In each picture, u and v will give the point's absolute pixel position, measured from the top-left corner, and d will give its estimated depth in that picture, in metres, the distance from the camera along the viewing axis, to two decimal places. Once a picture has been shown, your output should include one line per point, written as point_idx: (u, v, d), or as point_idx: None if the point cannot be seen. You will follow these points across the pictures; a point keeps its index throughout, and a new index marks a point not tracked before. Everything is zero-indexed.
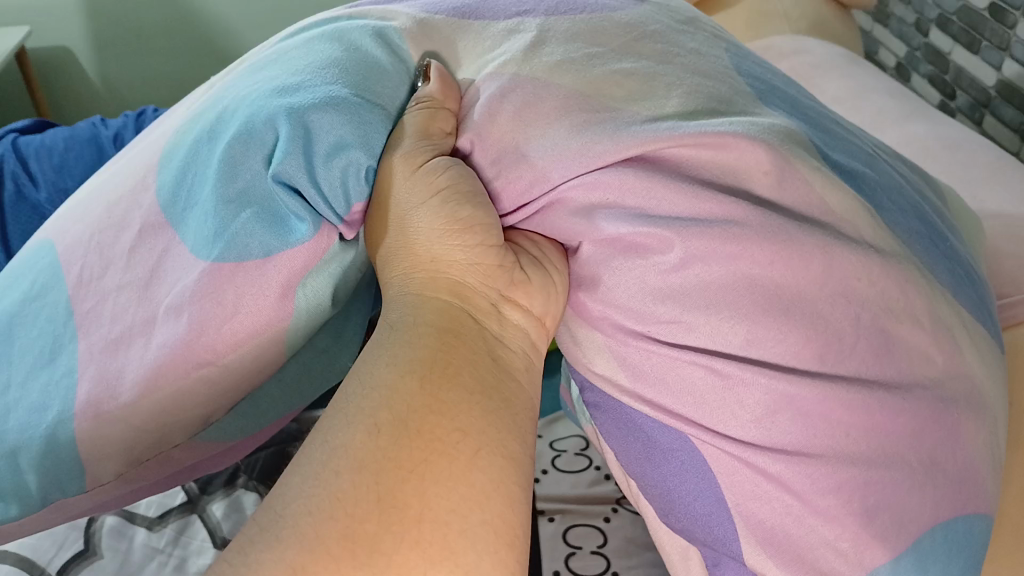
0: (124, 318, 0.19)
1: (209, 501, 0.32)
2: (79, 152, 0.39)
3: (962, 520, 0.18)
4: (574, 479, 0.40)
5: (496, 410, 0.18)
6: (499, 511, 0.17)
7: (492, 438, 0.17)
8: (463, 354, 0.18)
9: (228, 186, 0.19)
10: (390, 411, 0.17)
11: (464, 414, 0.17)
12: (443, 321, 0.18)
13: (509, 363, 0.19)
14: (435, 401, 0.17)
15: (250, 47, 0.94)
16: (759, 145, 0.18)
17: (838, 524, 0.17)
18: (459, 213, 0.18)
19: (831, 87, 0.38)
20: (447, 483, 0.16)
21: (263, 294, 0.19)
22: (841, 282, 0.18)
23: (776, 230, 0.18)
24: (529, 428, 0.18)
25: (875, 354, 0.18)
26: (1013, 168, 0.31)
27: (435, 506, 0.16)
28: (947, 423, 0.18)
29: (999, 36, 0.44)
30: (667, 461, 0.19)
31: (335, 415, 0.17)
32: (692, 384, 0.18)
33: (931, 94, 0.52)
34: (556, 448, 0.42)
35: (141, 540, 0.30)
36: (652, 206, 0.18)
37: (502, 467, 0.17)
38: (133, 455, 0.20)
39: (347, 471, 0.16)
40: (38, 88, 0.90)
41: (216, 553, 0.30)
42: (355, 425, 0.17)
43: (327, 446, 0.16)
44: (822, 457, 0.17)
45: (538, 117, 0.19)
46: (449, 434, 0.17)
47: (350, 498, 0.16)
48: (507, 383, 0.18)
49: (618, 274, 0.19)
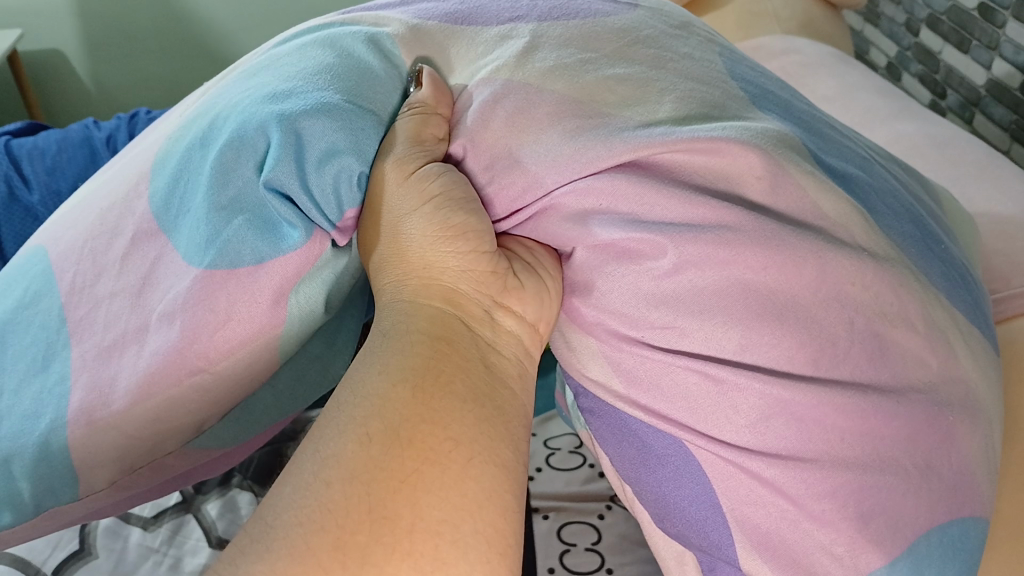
0: (117, 325, 0.20)
1: (202, 502, 0.36)
2: (71, 155, 0.41)
3: (957, 523, 0.18)
4: (568, 477, 0.38)
5: (490, 417, 0.17)
6: (492, 520, 0.16)
7: (484, 446, 0.17)
8: (455, 360, 0.18)
9: (219, 194, 0.19)
10: (381, 420, 0.16)
11: (457, 422, 0.17)
12: (436, 327, 0.18)
13: (501, 369, 0.19)
14: (427, 411, 0.17)
15: (242, 47, 0.96)
16: (751, 149, 0.18)
17: (833, 529, 0.17)
18: (452, 219, 0.19)
19: (823, 87, 0.40)
20: (438, 493, 0.16)
21: (256, 301, 0.19)
22: (835, 286, 0.18)
23: (770, 235, 0.17)
24: (520, 436, 0.18)
25: (868, 358, 0.18)
26: (1001, 166, 0.33)
27: (427, 516, 0.16)
28: (942, 428, 0.18)
29: (988, 35, 0.49)
30: (662, 466, 0.19)
31: (326, 425, 0.17)
32: (687, 389, 0.18)
33: (921, 92, 0.59)
34: (549, 446, 0.40)
35: (137, 540, 0.34)
36: (644, 210, 0.18)
37: (494, 477, 0.17)
38: (127, 463, 0.20)
39: (338, 481, 0.16)
40: (29, 90, 0.92)
41: (212, 553, 0.33)
42: (346, 434, 0.16)
43: (318, 456, 0.16)
44: (818, 462, 0.17)
45: (531, 123, 0.19)
46: (441, 443, 0.16)
47: (341, 509, 0.15)
48: (499, 389, 0.18)
49: (611, 280, 0.19)
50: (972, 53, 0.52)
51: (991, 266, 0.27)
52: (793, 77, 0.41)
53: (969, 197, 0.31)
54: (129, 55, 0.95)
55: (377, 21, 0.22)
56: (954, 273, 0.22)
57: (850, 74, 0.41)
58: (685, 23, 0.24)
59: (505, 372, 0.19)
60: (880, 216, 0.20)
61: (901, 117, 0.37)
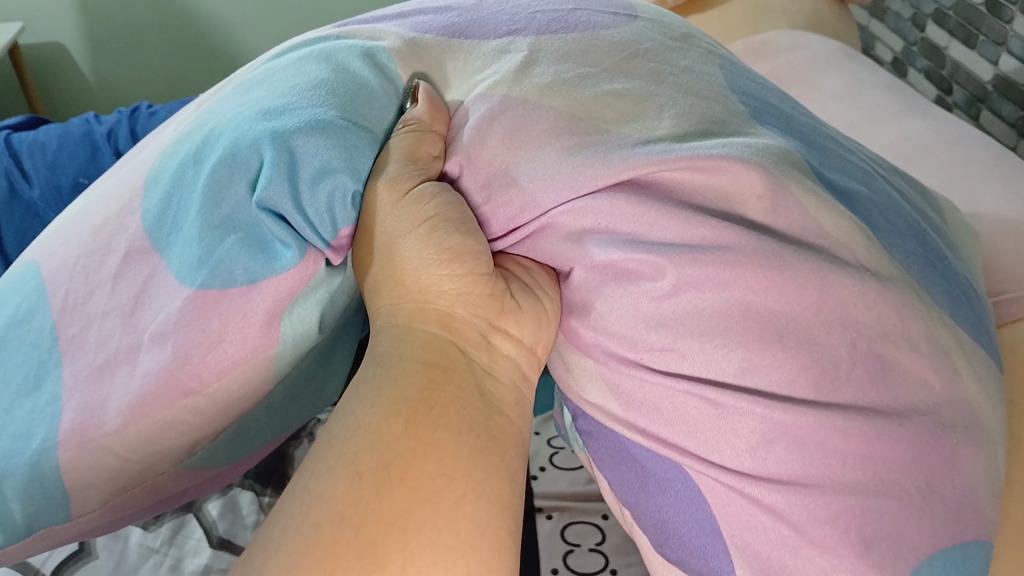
0: (109, 345, 0.20)
1: (203, 501, 0.36)
2: (71, 149, 0.40)
3: (962, 548, 0.18)
4: (572, 476, 0.38)
5: (484, 449, 0.17)
6: (485, 558, 0.16)
7: (478, 481, 0.17)
8: (450, 389, 0.18)
9: (212, 213, 0.19)
10: (372, 457, 0.16)
11: (449, 458, 0.17)
12: (430, 354, 0.18)
13: (497, 397, 0.18)
14: (419, 446, 0.16)
15: (247, 41, 0.96)
16: (752, 169, 0.18)
17: (835, 555, 0.17)
18: (447, 241, 0.19)
19: (829, 85, 0.40)
20: (429, 534, 0.16)
21: (248, 321, 0.19)
22: (837, 307, 0.17)
23: (771, 256, 0.17)
24: (516, 467, 0.18)
25: (872, 381, 0.17)
26: (1011, 165, 0.32)
27: (416, 559, 0.15)
28: (946, 450, 0.18)
29: (996, 31, 0.49)
30: (662, 491, 0.19)
31: (317, 461, 0.17)
32: (686, 413, 0.18)
33: (929, 88, 0.58)
34: (553, 444, 0.40)
35: (138, 539, 0.35)
36: (643, 231, 0.18)
37: (488, 513, 0.17)
38: (119, 484, 0.20)
39: (326, 524, 0.15)
40: (32, 87, 0.92)
41: (210, 555, 0.34)
42: (336, 473, 0.16)
43: (307, 495, 0.16)
44: (819, 487, 0.17)
45: (528, 140, 0.19)
46: (433, 480, 0.16)
47: (328, 554, 0.15)
48: (494, 417, 0.18)
49: (610, 301, 0.18)
50: (979, 48, 0.51)
51: (1000, 273, 0.27)
52: (799, 76, 0.41)
53: (978, 198, 0.31)
54: (133, 50, 0.95)
55: (372, 35, 0.22)
56: (957, 289, 0.21)
57: (857, 70, 0.41)
58: (685, 34, 0.24)
59: (500, 398, 0.19)
60: (883, 233, 0.20)
61: (908, 115, 0.36)
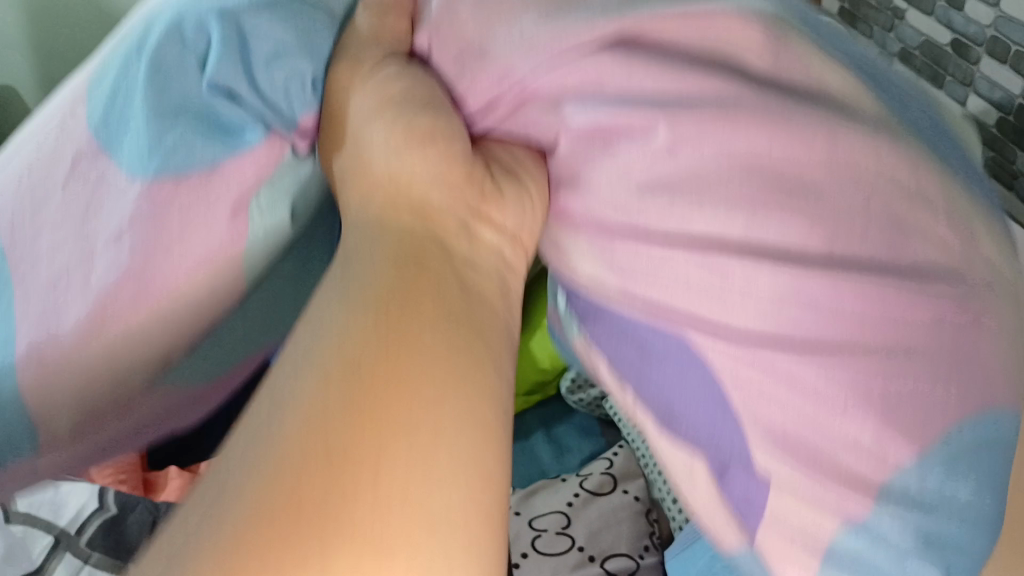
0: (63, 252, 0.19)
1: None
2: None
3: (990, 414, 0.17)
4: (556, 563, 0.46)
5: (468, 351, 0.16)
6: (474, 476, 0.14)
7: (461, 391, 0.15)
8: (429, 286, 0.16)
9: (162, 96, 0.18)
10: (341, 356, 0.15)
11: (429, 362, 0.15)
12: (410, 244, 0.16)
13: (482, 291, 0.17)
14: (391, 347, 0.15)
15: None
16: (740, 21, 0.17)
17: (854, 416, 0.16)
18: (417, 121, 0.18)
19: None
20: (408, 452, 0.14)
21: (212, 212, 0.19)
22: (843, 160, 0.17)
23: (764, 105, 0.17)
24: (505, 369, 0.16)
25: (886, 242, 0.17)
26: None
27: (391, 475, 0.14)
28: (968, 313, 0.17)
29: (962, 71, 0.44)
30: (665, 363, 0.18)
31: (280, 369, 0.15)
32: (687, 276, 0.17)
33: None
34: (536, 530, 0.49)
35: None
36: (634, 86, 0.17)
37: (476, 429, 0.15)
38: (88, 405, 0.19)
39: (291, 434, 0.14)
40: None
41: None
42: (304, 377, 0.15)
43: (272, 405, 0.14)
44: (835, 347, 0.16)
45: (510, 8, 0.18)
46: (410, 383, 0.15)
47: (293, 463, 0.13)
48: (477, 313, 0.16)
49: (599, 169, 0.18)
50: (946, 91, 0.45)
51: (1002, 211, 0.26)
52: None
53: None
54: None
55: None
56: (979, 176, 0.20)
57: None
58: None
59: (486, 293, 0.17)
60: (906, 103, 0.19)
61: None
